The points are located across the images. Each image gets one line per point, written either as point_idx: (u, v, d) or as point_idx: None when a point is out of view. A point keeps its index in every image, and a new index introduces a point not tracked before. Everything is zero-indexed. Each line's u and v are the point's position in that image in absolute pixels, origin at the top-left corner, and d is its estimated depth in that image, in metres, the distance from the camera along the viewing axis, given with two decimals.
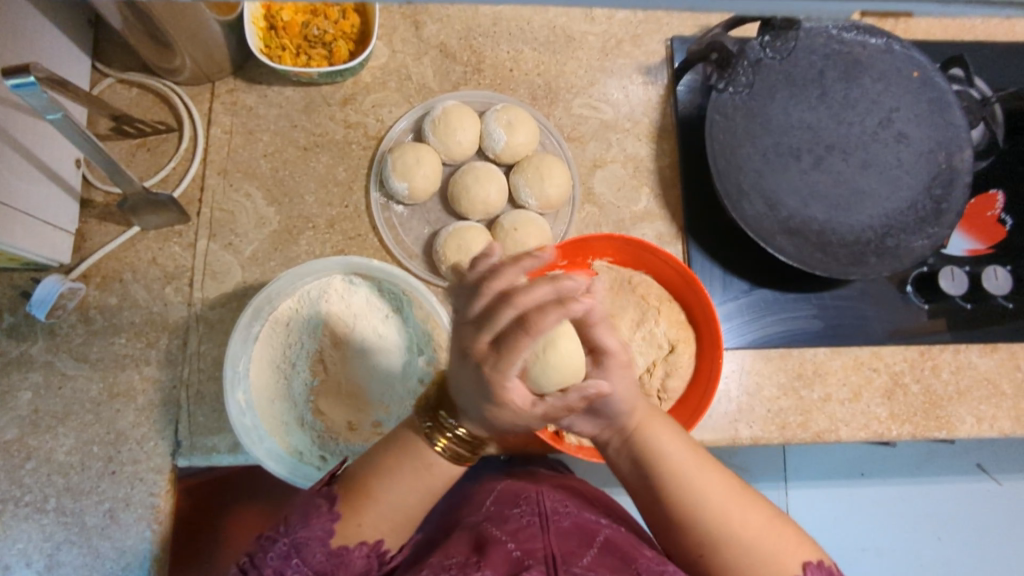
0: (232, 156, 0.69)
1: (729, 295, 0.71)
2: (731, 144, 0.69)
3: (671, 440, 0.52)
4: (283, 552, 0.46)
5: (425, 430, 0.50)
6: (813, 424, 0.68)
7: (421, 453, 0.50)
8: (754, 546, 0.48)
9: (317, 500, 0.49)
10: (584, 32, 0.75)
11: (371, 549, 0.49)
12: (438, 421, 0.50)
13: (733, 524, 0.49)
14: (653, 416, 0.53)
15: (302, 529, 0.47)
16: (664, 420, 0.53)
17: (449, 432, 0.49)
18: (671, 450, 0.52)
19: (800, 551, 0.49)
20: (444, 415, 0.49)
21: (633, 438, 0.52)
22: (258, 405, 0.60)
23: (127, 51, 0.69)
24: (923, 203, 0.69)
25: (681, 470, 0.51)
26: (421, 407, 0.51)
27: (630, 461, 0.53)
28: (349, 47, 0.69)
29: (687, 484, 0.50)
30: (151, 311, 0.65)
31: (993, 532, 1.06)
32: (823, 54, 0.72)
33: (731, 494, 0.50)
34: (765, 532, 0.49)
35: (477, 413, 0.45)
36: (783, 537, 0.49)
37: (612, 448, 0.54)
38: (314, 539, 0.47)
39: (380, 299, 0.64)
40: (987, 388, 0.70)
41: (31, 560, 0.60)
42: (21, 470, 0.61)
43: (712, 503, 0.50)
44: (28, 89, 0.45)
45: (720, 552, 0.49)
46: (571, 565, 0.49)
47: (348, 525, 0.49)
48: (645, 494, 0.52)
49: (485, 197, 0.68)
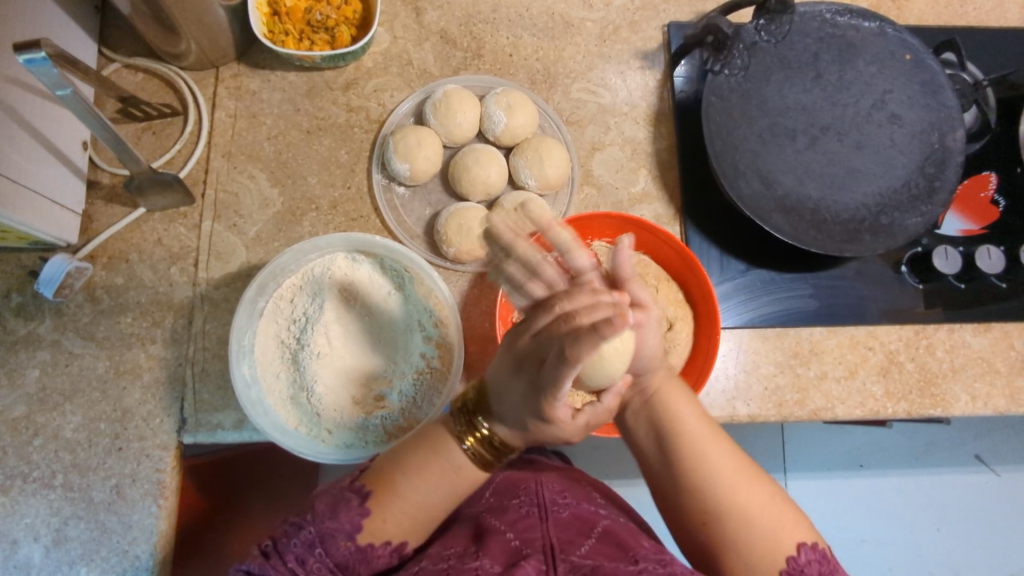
0: (237, 139, 0.70)
1: (727, 276, 0.72)
2: (727, 125, 0.70)
3: (690, 409, 0.54)
4: (308, 539, 0.46)
5: (457, 431, 0.51)
6: (810, 402, 0.69)
7: (452, 457, 0.51)
8: (757, 522, 0.49)
9: (347, 495, 0.50)
10: (583, 19, 0.76)
11: (393, 546, 0.50)
12: (471, 424, 0.51)
13: (740, 498, 0.50)
14: (673, 383, 0.55)
15: (329, 522, 0.48)
16: (684, 392, 0.55)
17: (480, 434, 0.50)
18: (690, 420, 0.53)
19: (795, 532, 0.50)
20: (478, 417, 0.50)
21: (652, 401, 0.54)
22: (263, 378, 0.62)
23: (134, 36, 0.70)
24: (917, 181, 0.71)
25: (698, 439, 0.52)
26: (455, 409, 0.52)
27: (647, 427, 0.54)
28: (351, 32, 0.70)
29: (701, 453, 0.52)
30: (157, 291, 0.66)
31: (990, 522, 1.07)
32: (818, 37, 0.73)
33: (741, 469, 0.52)
34: (770, 508, 0.50)
35: (510, 408, 0.48)
36: (784, 517, 0.50)
37: (630, 409, 0.56)
38: (339, 532, 0.48)
39: (382, 276, 0.65)
40: (981, 366, 0.71)
41: (39, 535, 0.61)
42: (29, 447, 0.62)
43: (722, 475, 0.51)
44: (39, 65, 0.45)
45: (722, 521, 0.50)
46: (569, 554, 0.50)
47: (373, 520, 0.49)
48: (659, 462, 0.53)
49: (485, 178, 0.69)
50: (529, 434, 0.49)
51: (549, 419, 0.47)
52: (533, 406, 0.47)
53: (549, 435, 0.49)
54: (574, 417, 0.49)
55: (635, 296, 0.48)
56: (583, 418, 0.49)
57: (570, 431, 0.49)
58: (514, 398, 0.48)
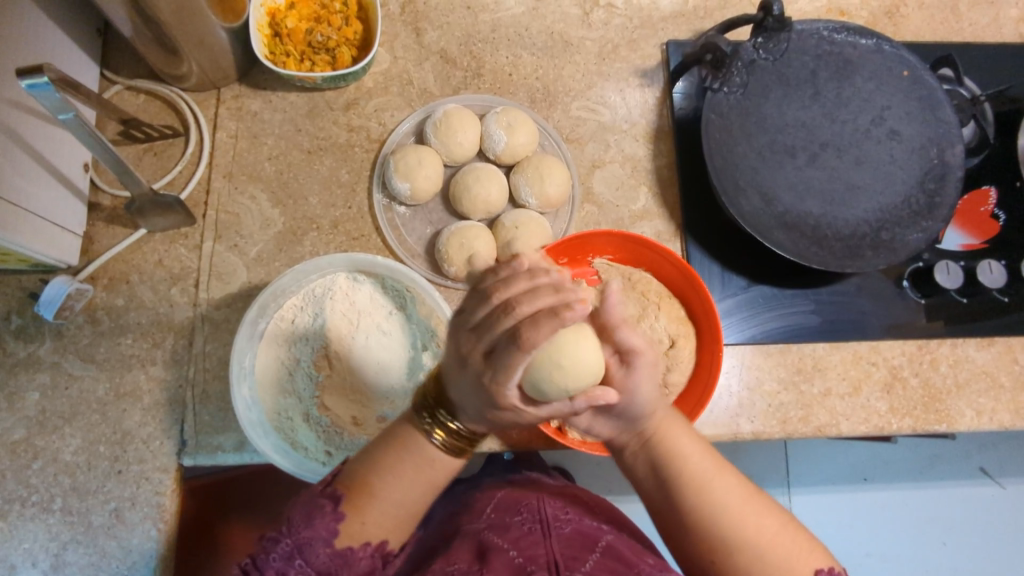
0: (237, 159, 0.70)
1: (729, 292, 0.72)
2: (727, 142, 0.70)
3: (690, 445, 0.53)
4: (286, 553, 0.46)
5: (423, 426, 0.51)
6: (814, 418, 0.68)
7: (422, 450, 0.51)
8: (769, 552, 0.48)
9: (320, 500, 0.48)
10: (582, 38, 0.76)
11: (373, 548, 0.49)
12: (436, 417, 0.51)
13: (748, 525, 0.49)
14: (673, 420, 0.53)
15: (305, 530, 0.47)
16: (682, 424, 0.54)
17: (448, 426, 0.51)
18: (691, 455, 0.52)
19: (810, 559, 0.49)
20: (442, 412, 0.50)
21: (651, 442, 0.53)
22: (264, 401, 0.61)
23: (136, 58, 0.70)
24: (916, 197, 0.71)
25: (702, 472, 0.51)
26: (417, 402, 0.52)
27: (646, 464, 0.53)
28: (352, 53, 0.70)
29: (705, 488, 0.51)
30: (158, 312, 0.66)
31: (997, 537, 1.06)
32: (815, 55, 0.73)
33: (747, 498, 0.51)
34: (779, 537, 0.49)
35: (466, 401, 0.47)
36: (796, 542, 0.50)
37: (628, 452, 0.54)
38: (316, 540, 0.47)
39: (383, 296, 0.65)
40: (986, 381, 0.71)
41: (37, 560, 0.60)
42: (28, 471, 0.61)
43: (731, 506, 0.50)
44: (41, 89, 0.45)
45: (734, 556, 0.49)
46: (573, 570, 0.49)
47: (351, 524, 0.48)
48: (660, 497, 0.53)
49: (486, 196, 0.69)
50: (489, 421, 0.48)
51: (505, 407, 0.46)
52: (487, 402, 0.45)
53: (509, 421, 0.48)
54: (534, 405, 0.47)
55: (624, 341, 0.48)
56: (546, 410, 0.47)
57: (531, 416, 0.48)
58: (468, 394, 0.46)
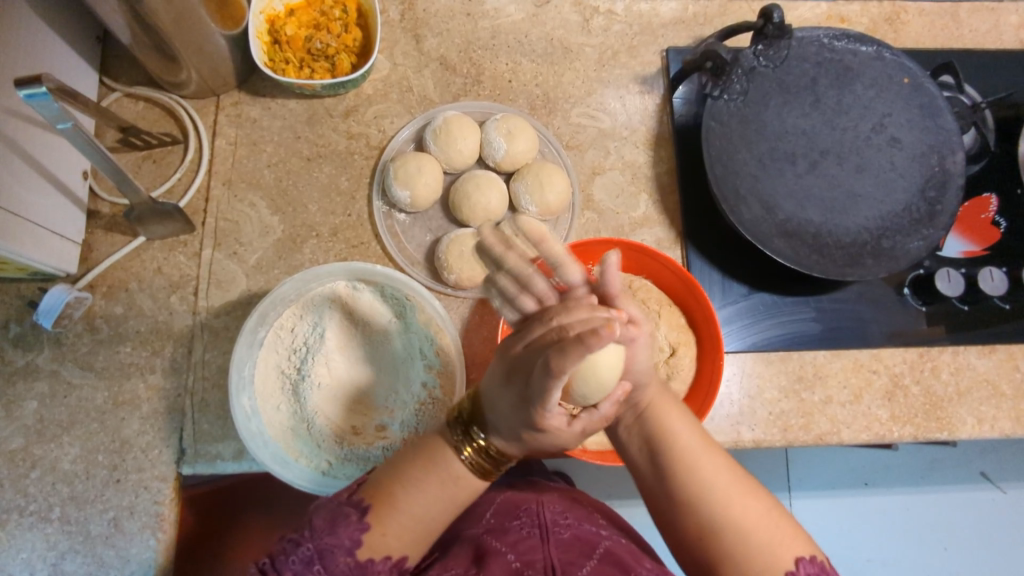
0: (237, 165, 0.70)
1: (729, 299, 0.72)
2: (727, 150, 0.70)
3: (682, 423, 0.52)
4: (306, 557, 0.46)
5: (454, 441, 0.50)
6: (815, 426, 0.68)
7: (450, 466, 0.49)
8: (753, 536, 0.48)
9: (346, 509, 0.49)
10: (582, 44, 0.76)
11: (393, 562, 0.49)
12: (469, 434, 0.49)
13: (734, 510, 0.48)
14: (666, 395, 0.53)
15: (327, 537, 0.47)
16: (677, 406, 0.53)
17: (478, 444, 0.49)
18: (684, 432, 0.51)
19: (794, 544, 0.49)
20: (475, 428, 0.49)
21: (644, 414, 0.52)
22: (264, 410, 0.61)
23: (135, 65, 0.70)
24: (917, 205, 0.71)
25: (692, 449, 0.51)
26: (452, 419, 0.51)
27: (640, 440, 0.52)
28: (351, 59, 0.70)
29: (694, 466, 0.50)
30: (157, 319, 0.66)
31: (999, 542, 1.05)
32: (816, 62, 0.73)
33: (736, 481, 0.50)
34: (763, 521, 0.49)
35: (501, 417, 0.46)
36: (780, 528, 0.49)
37: (622, 425, 0.54)
38: (338, 548, 0.47)
39: (383, 304, 0.65)
40: (986, 389, 0.71)
41: (36, 568, 0.60)
42: (26, 479, 0.61)
43: (719, 487, 0.49)
44: (40, 99, 0.45)
45: (722, 540, 0.48)
46: None
47: (373, 534, 0.48)
48: (654, 476, 0.52)
49: (486, 204, 0.69)
50: (522, 442, 0.47)
51: (542, 428, 0.44)
52: (524, 417, 0.44)
53: (546, 443, 0.46)
54: (572, 424, 0.45)
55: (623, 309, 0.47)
56: (578, 425, 0.45)
57: (565, 436, 0.46)
58: (505, 409, 0.46)
